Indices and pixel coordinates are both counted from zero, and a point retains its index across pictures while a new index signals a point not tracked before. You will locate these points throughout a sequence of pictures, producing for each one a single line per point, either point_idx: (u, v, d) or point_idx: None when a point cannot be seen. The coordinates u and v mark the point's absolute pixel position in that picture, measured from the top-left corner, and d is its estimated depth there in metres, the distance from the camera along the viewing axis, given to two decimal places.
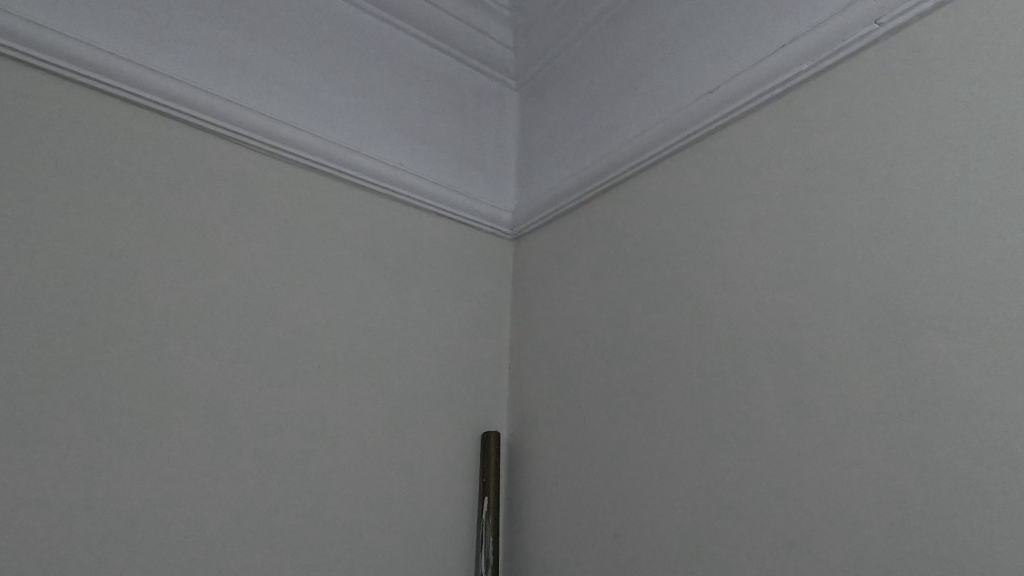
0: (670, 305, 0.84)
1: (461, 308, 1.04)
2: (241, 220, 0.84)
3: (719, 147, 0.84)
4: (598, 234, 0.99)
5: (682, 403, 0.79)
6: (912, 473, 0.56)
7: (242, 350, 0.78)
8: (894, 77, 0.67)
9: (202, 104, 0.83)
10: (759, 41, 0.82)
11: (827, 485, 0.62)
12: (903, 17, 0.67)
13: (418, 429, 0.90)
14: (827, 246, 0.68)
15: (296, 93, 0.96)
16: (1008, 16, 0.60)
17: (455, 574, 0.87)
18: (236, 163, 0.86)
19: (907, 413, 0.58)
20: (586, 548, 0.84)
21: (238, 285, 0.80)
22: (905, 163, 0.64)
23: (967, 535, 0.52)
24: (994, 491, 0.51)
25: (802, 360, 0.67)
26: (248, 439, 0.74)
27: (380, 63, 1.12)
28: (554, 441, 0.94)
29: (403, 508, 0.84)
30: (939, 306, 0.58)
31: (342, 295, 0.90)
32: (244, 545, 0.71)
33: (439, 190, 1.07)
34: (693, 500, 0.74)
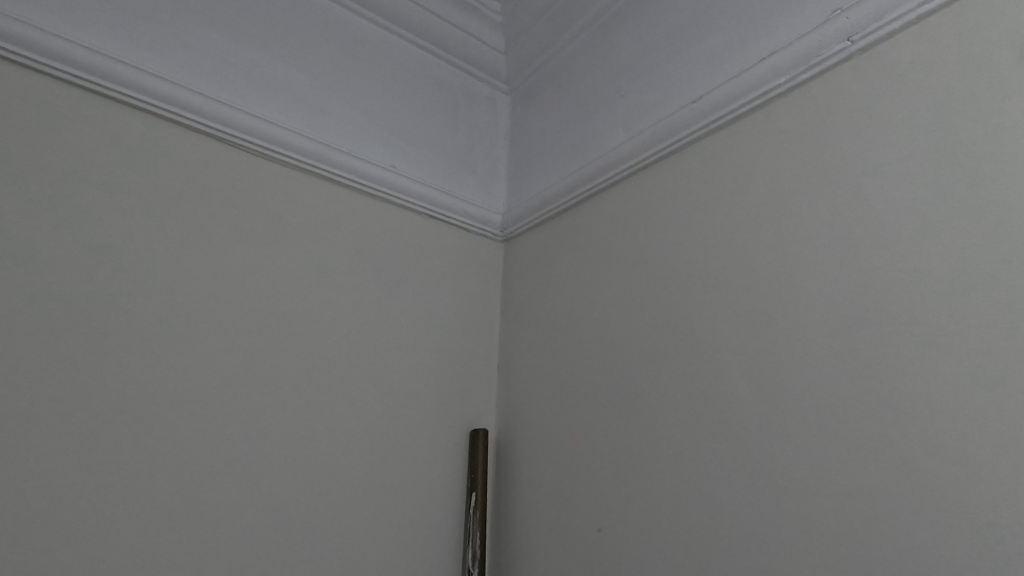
0: (636, 308, 0.84)
1: (451, 313, 1.09)
2: (231, 238, 0.89)
3: (692, 157, 0.82)
4: (576, 235, 0.99)
5: (641, 409, 0.78)
6: (842, 488, 0.57)
7: (237, 363, 0.84)
8: (867, 92, 0.64)
9: (207, 114, 0.89)
10: (737, 52, 0.80)
11: (770, 493, 0.62)
12: (874, 36, 0.64)
13: (407, 430, 0.97)
14: (791, 257, 0.67)
15: (287, 101, 0.99)
16: (982, 41, 0.57)
17: (441, 561, 0.94)
18: (226, 179, 0.91)
19: (852, 440, 0.57)
20: (554, 543, 0.85)
21: (233, 307, 0.86)
22: (872, 175, 0.62)
23: (887, 551, 0.53)
24: (918, 512, 0.52)
25: (757, 368, 0.67)
26: (241, 446, 0.82)
27: (380, 61, 1.14)
28: (532, 439, 0.96)
29: (391, 503, 0.92)
30: (892, 336, 0.57)
31: (330, 306, 0.95)
32: (240, 540, 0.78)
33: (429, 191, 1.10)
34: (651, 500, 0.74)
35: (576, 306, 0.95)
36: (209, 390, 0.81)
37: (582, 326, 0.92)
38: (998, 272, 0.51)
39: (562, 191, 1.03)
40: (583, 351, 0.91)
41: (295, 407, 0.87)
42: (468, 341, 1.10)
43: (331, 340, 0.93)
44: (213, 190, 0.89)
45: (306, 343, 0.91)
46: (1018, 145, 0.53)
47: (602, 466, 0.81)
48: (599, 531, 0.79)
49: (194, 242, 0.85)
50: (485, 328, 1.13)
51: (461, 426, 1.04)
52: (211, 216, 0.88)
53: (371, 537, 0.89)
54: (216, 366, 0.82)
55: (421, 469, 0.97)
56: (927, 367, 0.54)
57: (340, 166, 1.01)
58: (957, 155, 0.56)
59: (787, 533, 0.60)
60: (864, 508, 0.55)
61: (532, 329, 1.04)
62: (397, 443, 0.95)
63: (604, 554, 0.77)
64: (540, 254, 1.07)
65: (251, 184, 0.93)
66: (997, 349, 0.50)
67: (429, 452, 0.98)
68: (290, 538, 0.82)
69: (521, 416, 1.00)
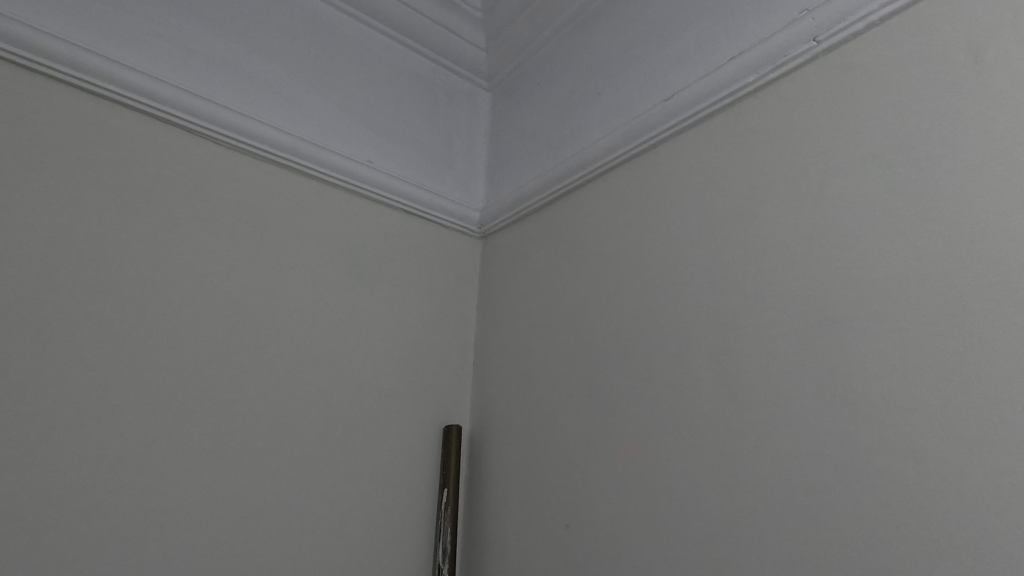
0: (609, 304, 0.84)
1: (427, 308, 1.08)
2: (202, 231, 0.87)
3: (665, 155, 0.82)
4: (552, 231, 0.99)
5: (611, 405, 0.79)
6: (802, 483, 0.57)
7: (205, 358, 0.83)
8: (833, 92, 0.65)
9: (178, 105, 0.88)
10: (709, 51, 0.80)
11: (734, 489, 0.62)
12: (839, 36, 0.65)
13: (381, 426, 0.96)
14: (758, 254, 0.67)
15: (262, 94, 0.98)
16: (941, 42, 0.58)
17: (413, 557, 0.94)
18: (197, 172, 0.89)
19: (811, 436, 0.57)
20: (524, 540, 0.85)
21: (202, 300, 0.85)
22: (836, 174, 0.62)
23: (844, 545, 0.53)
24: (875, 507, 0.52)
25: (723, 365, 0.67)
26: (209, 440, 0.80)
27: (358, 56, 1.13)
28: (505, 436, 0.96)
29: (363, 499, 0.92)
30: (853, 334, 0.57)
31: (304, 300, 0.94)
32: (206, 535, 0.77)
33: (406, 187, 1.10)
34: (619, 496, 0.74)
35: (549, 303, 0.95)
36: (176, 385, 0.80)
37: (555, 323, 0.92)
38: (955, 271, 0.52)
39: (539, 188, 1.02)
40: (556, 348, 0.91)
41: (265, 402, 0.86)
42: (444, 337, 1.09)
43: (303, 334, 0.92)
44: (183, 183, 0.88)
45: (277, 337, 0.90)
46: (973, 146, 0.53)
47: (571, 463, 0.81)
48: (567, 528, 0.79)
49: (163, 235, 0.84)
50: (461, 324, 1.13)
51: (436, 422, 1.03)
52: (181, 209, 0.86)
53: (341, 534, 0.88)
54: (183, 360, 0.81)
55: (393, 466, 0.96)
56: (885, 364, 0.54)
57: (316, 160, 1.00)
58: (916, 155, 0.57)
59: (750, 529, 0.60)
60: (822, 503, 0.55)
61: (507, 326, 1.04)
62: (370, 439, 0.95)
63: (571, 549, 0.77)
64: (517, 251, 1.07)
65: (222, 177, 0.92)
66: (951, 346, 0.51)
67: (403, 449, 0.98)
68: (256, 536, 0.81)
69: (495, 412, 1.00)
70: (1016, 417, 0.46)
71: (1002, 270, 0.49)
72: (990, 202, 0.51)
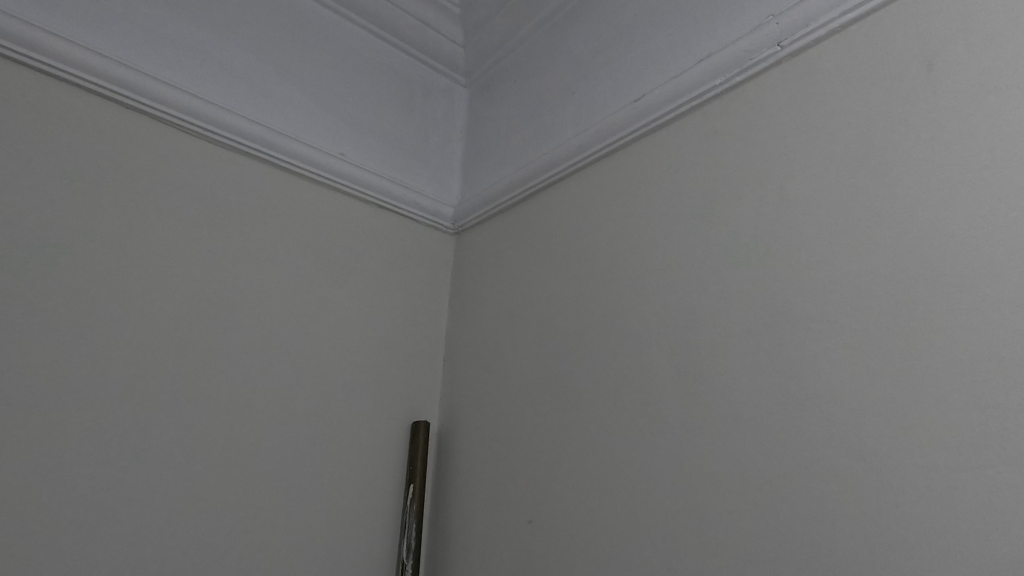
0: (578, 302, 0.84)
1: (398, 304, 1.08)
2: (167, 220, 0.85)
3: (636, 155, 0.83)
4: (524, 228, 0.99)
5: (577, 403, 0.79)
6: (759, 481, 0.58)
7: (168, 350, 0.81)
8: (796, 96, 0.66)
9: (142, 91, 0.86)
10: (680, 54, 0.81)
11: (694, 486, 0.63)
12: (801, 42, 0.66)
13: (348, 421, 0.96)
14: (723, 256, 0.68)
15: (232, 82, 0.96)
16: (898, 51, 0.59)
17: (378, 554, 0.93)
18: (163, 159, 0.87)
19: (769, 434, 0.58)
20: (490, 538, 0.85)
21: (164, 292, 0.82)
22: (798, 178, 0.63)
23: (798, 543, 0.54)
24: (828, 504, 0.53)
25: (687, 364, 0.67)
26: (170, 434, 0.78)
27: (333, 48, 1.12)
28: (473, 433, 0.95)
29: (329, 495, 0.90)
30: (808, 334, 0.58)
31: (272, 293, 0.93)
32: (165, 531, 0.75)
33: (379, 181, 1.09)
34: (583, 493, 0.74)
35: (519, 301, 0.95)
36: (133, 377, 0.77)
37: (524, 320, 0.92)
38: (911, 275, 0.53)
39: (513, 184, 1.02)
40: (524, 346, 0.91)
41: (228, 396, 0.84)
42: (415, 333, 1.09)
43: (270, 328, 0.91)
44: (148, 170, 0.85)
45: (242, 330, 0.88)
46: (925, 153, 0.55)
47: (536, 460, 0.82)
48: (529, 523, 0.79)
49: (126, 223, 0.82)
50: (432, 320, 1.12)
51: (405, 418, 1.03)
52: (144, 197, 0.84)
53: (304, 531, 0.87)
54: (141, 352, 0.79)
55: (360, 462, 0.95)
56: (838, 364, 0.55)
57: (287, 151, 0.98)
58: (870, 161, 0.58)
59: (711, 527, 0.60)
60: (778, 501, 0.56)
61: (477, 322, 1.04)
62: (337, 434, 0.94)
63: (534, 546, 0.78)
64: (489, 248, 1.07)
65: (188, 166, 0.89)
66: (899, 348, 0.52)
67: (370, 445, 0.97)
68: (216, 533, 0.79)
69: (463, 408, 1.00)
70: (962, 416, 0.47)
71: (945, 274, 0.51)
72: (938, 208, 0.52)
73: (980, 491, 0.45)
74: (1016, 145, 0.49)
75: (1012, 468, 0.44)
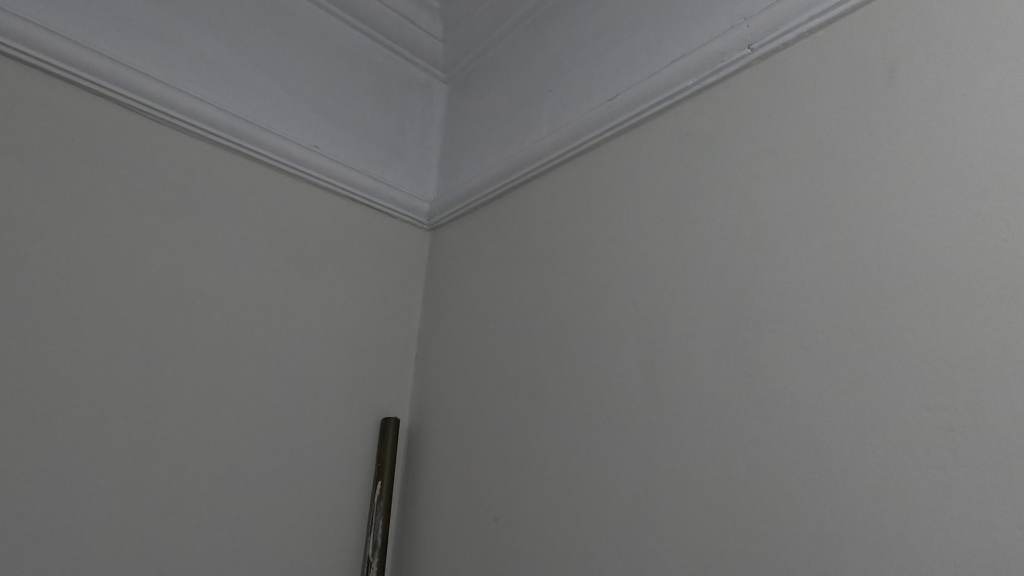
0: (551, 300, 0.83)
1: (371, 299, 1.06)
2: (131, 209, 0.83)
3: (610, 153, 0.83)
4: (499, 225, 0.99)
5: (547, 401, 0.78)
6: (723, 480, 0.58)
7: (129, 342, 0.79)
8: (766, 99, 0.67)
9: (105, 75, 0.83)
10: (655, 54, 0.81)
11: (660, 485, 0.63)
12: (771, 46, 0.67)
13: (317, 418, 0.94)
14: (694, 256, 0.68)
15: (203, 70, 0.94)
16: (864, 57, 0.60)
17: (344, 552, 0.92)
18: (128, 147, 0.85)
19: (734, 435, 0.58)
20: (458, 537, 0.84)
21: (127, 282, 0.80)
22: (767, 181, 0.64)
23: (759, 542, 0.54)
24: (790, 505, 0.53)
25: (656, 364, 0.68)
26: (130, 429, 0.76)
27: (309, 38, 1.10)
28: (444, 431, 0.94)
29: (295, 492, 0.89)
30: (771, 335, 0.59)
31: (240, 285, 0.91)
32: (122, 528, 0.73)
33: (354, 175, 1.07)
34: (551, 491, 0.73)
35: (494, 298, 0.94)
36: (90, 370, 0.75)
37: (497, 317, 0.92)
38: (874, 279, 0.53)
39: (489, 181, 1.02)
40: (496, 344, 0.90)
41: (191, 390, 0.82)
42: (388, 329, 1.07)
43: (237, 321, 0.89)
44: (111, 157, 0.83)
45: (208, 323, 0.86)
46: (885, 158, 0.55)
47: (504, 458, 0.82)
48: (496, 521, 0.79)
49: (88, 211, 0.79)
50: (406, 317, 1.11)
51: (376, 415, 1.01)
52: (106, 184, 0.81)
53: (268, 528, 0.85)
54: (100, 345, 0.76)
55: (328, 459, 0.94)
56: (802, 366, 0.56)
57: (258, 141, 0.96)
58: (835, 165, 0.59)
59: (675, 526, 0.60)
60: (740, 500, 0.56)
61: (450, 319, 1.03)
62: (305, 431, 0.92)
63: (500, 543, 0.77)
64: (464, 244, 1.07)
65: (155, 153, 0.87)
66: (860, 350, 0.52)
67: (338, 441, 0.95)
68: (176, 531, 0.77)
69: (435, 405, 0.99)
70: (919, 418, 0.48)
71: (905, 277, 0.51)
72: (901, 212, 0.53)
73: (931, 490, 0.46)
74: (973, 152, 0.50)
75: (963, 469, 0.45)
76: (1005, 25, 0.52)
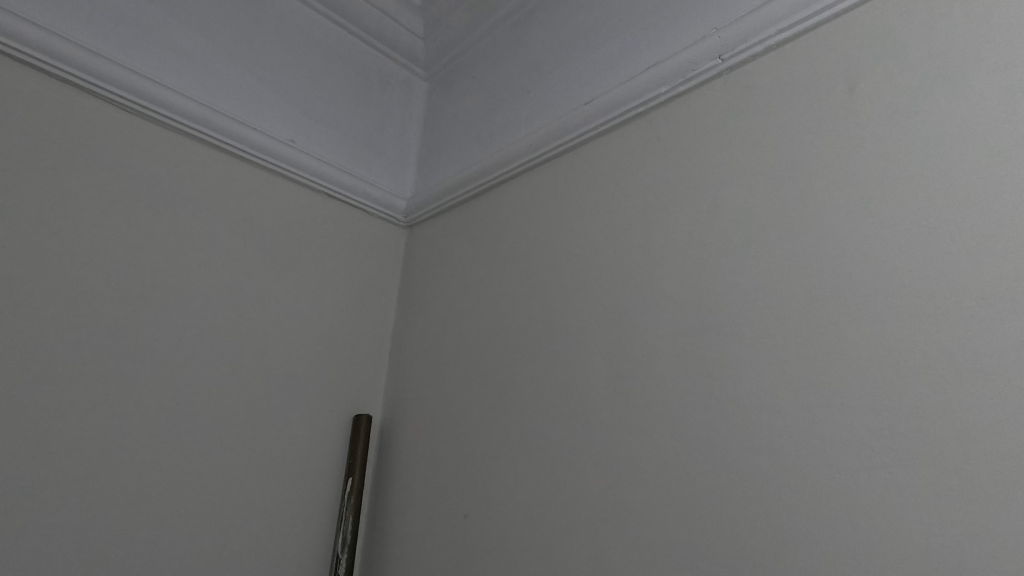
0: (524, 301, 0.84)
1: (345, 296, 1.06)
2: (100, 201, 0.81)
3: (585, 157, 0.84)
4: (476, 225, 0.99)
5: (518, 400, 0.79)
6: (687, 480, 0.59)
7: (95, 337, 0.77)
8: (734, 109, 0.68)
9: (70, 61, 0.81)
10: (631, 60, 0.82)
11: (626, 484, 0.64)
12: (739, 57, 0.69)
13: (288, 415, 0.93)
14: (662, 261, 0.70)
15: (178, 61, 0.92)
16: (826, 70, 0.62)
17: (313, 549, 0.91)
18: (99, 137, 0.83)
19: (696, 436, 0.60)
20: (428, 535, 0.84)
21: (94, 276, 0.78)
22: (731, 189, 0.66)
23: (718, 541, 0.55)
24: (751, 505, 0.54)
25: (624, 365, 0.69)
26: (94, 425, 0.75)
27: (287, 31, 1.09)
28: (416, 428, 0.94)
29: (264, 490, 0.88)
30: (733, 338, 0.60)
31: (212, 280, 0.89)
32: (83, 526, 0.72)
33: (331, 170, 1.06)
34: (521, 490, 0.74)
35: (469, 297, 0.94)
36: (54, 366, 0.73)
37: (471, 317, 0.92)
38: (831, 287, 0.55)
39: (466, 180, 1.02)
40: (469, 342, 0.91)
41: (158, 386, 0.81)
42: (361, 326, 1.07)
43: (207, 316, 0.88)
44: (80, 148, 0.81)
45: (178, 318, 0.85)
46: (844, 170, 0.58)
47: (474, 456, 0.82)
48: (465, 518, 0.80)
49: (55, 202, 0.77)
50: (380, 314, 1.11)
51: (348, 412, 1.01)
52: (70, 174, 0.79)
53: (235, 526, 0.84)
54: (61, 338, 0.74)
55: (298, 457, 0.93)
56: (760, 371, 0.57)
57: (234, 135, 0.95)
58: (796, 176, 0.61)
59: (639, 524, 0.62)
60: (701, 500, 0.58)
61: (424, 317, 1.03)
62: (275, 427, 0.91)
63: (469, 540, 0.78)
64: (440, 243, 1.07)
65: (124, 144, 0.85)
66: (816, 355, 0.54)
67: (309, 438, 0.95)
68: (139, 529, 0.76)
69: (407, 404, 0.99)
70: (868, 421, 0.50)
71: (859, 287, 0.53)
72: (859, 224, 0.55)
73: (879, 491, 0.48)
74: (925, 167, 0.53)
75: (906, 470, 0.47)
76: (957, 47, 0.54)
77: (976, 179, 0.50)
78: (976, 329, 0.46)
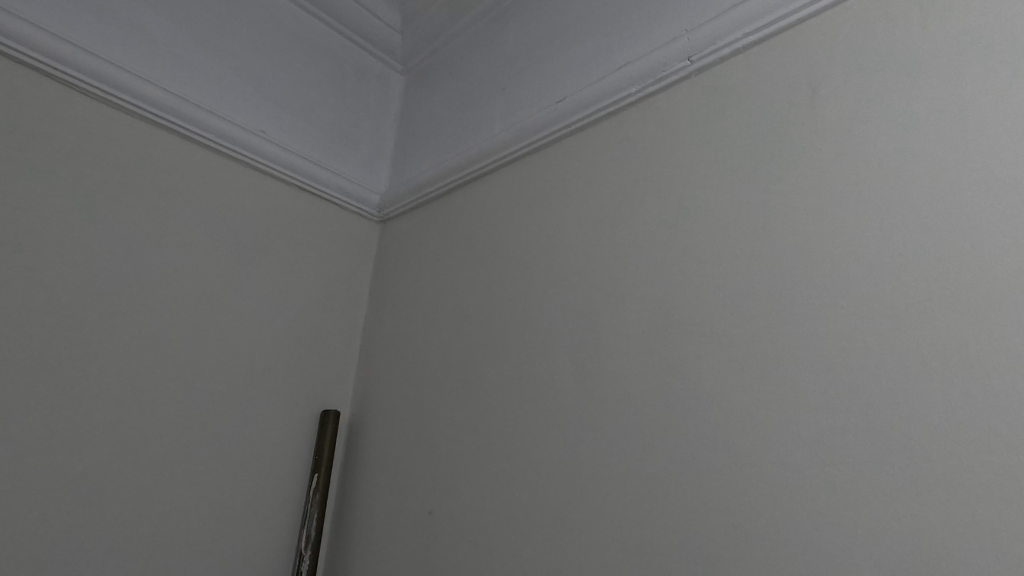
0: (495, 297, 0.84)
1: (315, 290, 1.04)
2: (61, 188, 0.78)
3: (557, 154, 0.84)
4: (448, 220, 0.98)
5: (486, 397, 0.79)
6: (649, 478, 0.60)
7: (53, 329, 0.74)
8: (701, 111, 0.69)
9: (32, 44, 0.78)
10: (605, 59, 0.82)
11: (590, 481, 0.64)
12: (707, 60, 0.69)
13: (254, 410, 0.91)
14: (631, 259, 0.70)
15: (146, 47, 0.90)
16: (788, 76, 0.63)
17: (277, 547, 0.89)
18: (61, 122, 0.80)
19: (659, 435, 0.60)
20: (393, 532, 0.84)
21: (53, 265, 0.76)
22: (698, 190, 0.66)
23: (679, 538, 0.56)
24: (712, 502, 0.55)
25: (591, 363, 0.69)
26: (50, 419, 0.72)
27: (261, 20, 1.07)
28: (385, 425, 0.93)
29: (227, 486, 0.86)
30: (696, 338, 0.61)
31: (177, 272, 0.87)
32: (36, 523, 0.69)
33: (303, 163, 1.05)
34: (487, 487, 0.74)
35: (440, 293, 0.94)
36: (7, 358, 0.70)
37: (442, 313, 0.92)
38: (789, 289, 0.56)
39: (440, 175, 1.01)
40: (439, 339, 0.90)
41: (119, 379, 0.78)
42: (331, 321, 1.05)
43: (172, 309, 0.85)
44: (41, 133, 0.78)
45: (141, 310, 0.82)
46: (804, 174, 0.59)
47: (440, 452, 0.82)
48: (430, 514, 0.79)
49: (12, 189, 0.74)
50: (351, 309, 1.09)
51: (316, 408, 0.99)
52: (28, 160, 0.76)
53: (196, 523, 0.82)
54: (17, 330, 0.71)
55: (264, 453, 0.91)
56: (721, 370, 0.58)
57: (202, 124, 0.93)
58: (758, 179, 0.62)
59: (602, 522, 0.62)
60: (662, 498, 0.58)
61: (395, 313, 1.02)
62: (240, 423, 0.89)
63: (433, 536, 0.78)
64: (413, 238, 1.06)
65: (87, 130, 0.82)
66: (774, 356, 0.55)
67: (275, 434, 0.93)
68: (96, 526, 0.73)
69: (376, 400, 0.98)
70: (822, 420, 0.51)
71: (818, 289, 0.54)
72: (819, 227, 0.56)
73: (830, 489, 0.49)
74: (882, 172, 0.54)
75: (858, 469, 0.48)
76: (911, 56, 0.55)
77: (928, 186, 0.51)
78: (924, 330, 0.48)
